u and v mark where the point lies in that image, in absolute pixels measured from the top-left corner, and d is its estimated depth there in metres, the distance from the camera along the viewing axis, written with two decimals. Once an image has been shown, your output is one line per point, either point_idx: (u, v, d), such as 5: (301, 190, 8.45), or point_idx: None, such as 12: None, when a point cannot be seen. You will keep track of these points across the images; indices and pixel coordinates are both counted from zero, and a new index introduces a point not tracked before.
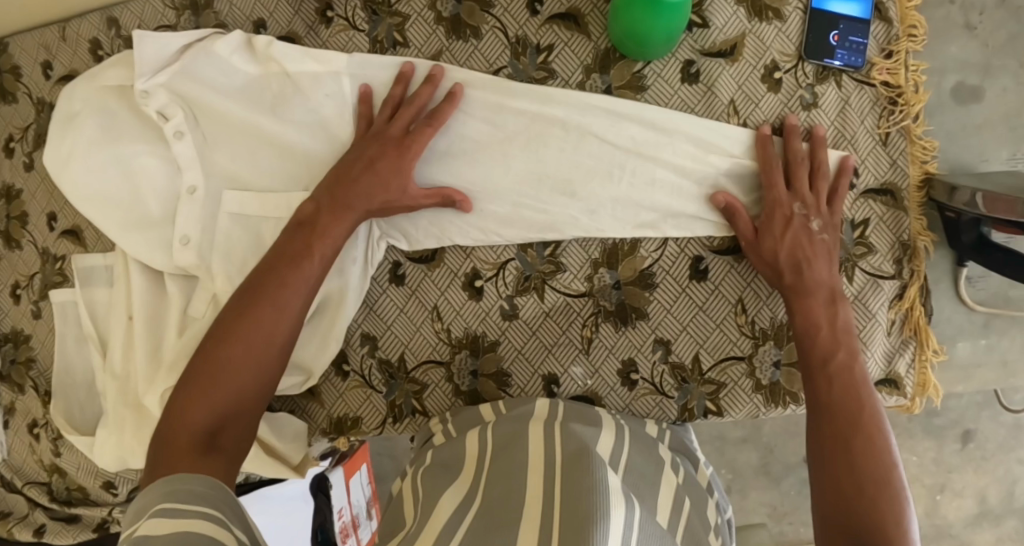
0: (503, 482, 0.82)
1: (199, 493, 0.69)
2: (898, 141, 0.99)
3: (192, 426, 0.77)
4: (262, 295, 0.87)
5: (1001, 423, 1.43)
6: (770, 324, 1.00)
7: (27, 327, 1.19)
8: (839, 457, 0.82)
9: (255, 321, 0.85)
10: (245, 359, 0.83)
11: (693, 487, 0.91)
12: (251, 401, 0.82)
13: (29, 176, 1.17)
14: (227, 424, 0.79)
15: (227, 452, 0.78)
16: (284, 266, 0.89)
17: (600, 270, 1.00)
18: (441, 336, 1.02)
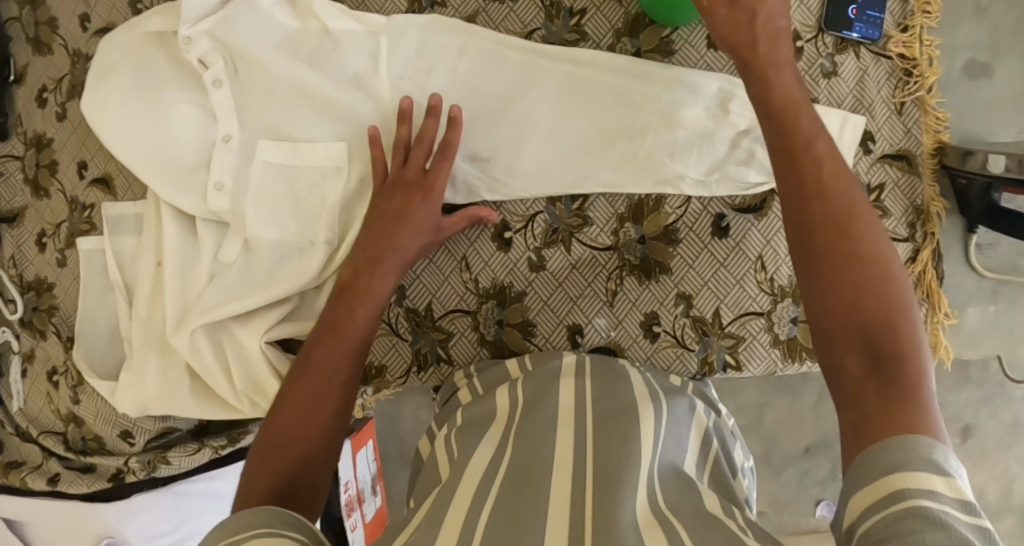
0: (536, 429, 0.84)
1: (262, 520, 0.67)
2: (912, 111, 1.03)
3: (269, 481, 0.74)
4: (315, 350, 0.86)
5: (1000, 422, 1.45)
6: (789, 282, 1.03)
7: (50, 275, 1.19)
8: (829, 267, 0.69)
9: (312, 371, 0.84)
10: (307, 403, 0.81)
11: (720, 433, 0.94)
12: (321, 443, 0.79)
13: (60, 126, 1.18)
14: (300, 478, 0.76)
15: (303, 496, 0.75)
16: (344, 322, 0.90)
17: (626, 225, 1.03)
18: (469, 286, 1.04)
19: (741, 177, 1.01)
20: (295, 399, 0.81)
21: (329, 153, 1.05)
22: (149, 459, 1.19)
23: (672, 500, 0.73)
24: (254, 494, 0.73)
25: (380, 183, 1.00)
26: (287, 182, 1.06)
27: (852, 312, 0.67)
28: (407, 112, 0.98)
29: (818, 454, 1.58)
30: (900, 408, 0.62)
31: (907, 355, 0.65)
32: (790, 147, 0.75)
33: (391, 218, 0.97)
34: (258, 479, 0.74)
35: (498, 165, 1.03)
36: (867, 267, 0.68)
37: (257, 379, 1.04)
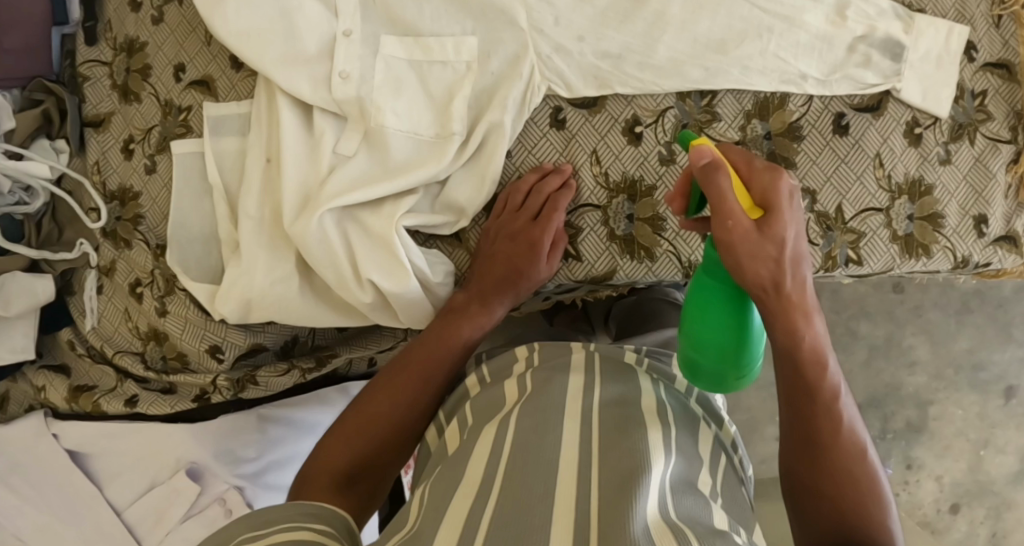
0: (545, 411, 0.87)
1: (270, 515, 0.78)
2: (1008, 25, 1.10)
3: (334, 470, 0.89)
4: (409, 383, 0.95)
5: None
6: (905, 180, 1.07)
7: (136, 183, 1.13)
8: (794, 403, 0.88)
9: (406, 392, 0.94)
10: (387, 418, 0.93)
11: (723, 443, 0.98)
12: (388, 447, 0.93)
13: (157, 30, 1.15)
14: (362, 475, 0.90)
15: (358, 495, 0.89)
16: (437, 349, 0.97)
17: (752, 121, 1.06)
18: (600, 180, 1.05)
19: (856, 75, 1.06)
20: (379, 414, 0.93)
21: (459, 49, 1.05)
22: (238, 377, 1.13)
23: (682, 509, 0.75)
24: (319, 478, 0.88)
25: (499, 229, 1.03)
26: (418, 77, 1.07)
27: (809, 441, 0.87)
28: (547, 171, 1.04)
29: (867, 414, 1.71)
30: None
31: (863, 496, 0.85)
32: (775, 291, 0.83)
33: (494, 286, 1.01)
34: (324, 468, 0.89)
35: (628, 61, 1.04)
36: (823, 424, 0.87)
37: (383, 265, 1.00)
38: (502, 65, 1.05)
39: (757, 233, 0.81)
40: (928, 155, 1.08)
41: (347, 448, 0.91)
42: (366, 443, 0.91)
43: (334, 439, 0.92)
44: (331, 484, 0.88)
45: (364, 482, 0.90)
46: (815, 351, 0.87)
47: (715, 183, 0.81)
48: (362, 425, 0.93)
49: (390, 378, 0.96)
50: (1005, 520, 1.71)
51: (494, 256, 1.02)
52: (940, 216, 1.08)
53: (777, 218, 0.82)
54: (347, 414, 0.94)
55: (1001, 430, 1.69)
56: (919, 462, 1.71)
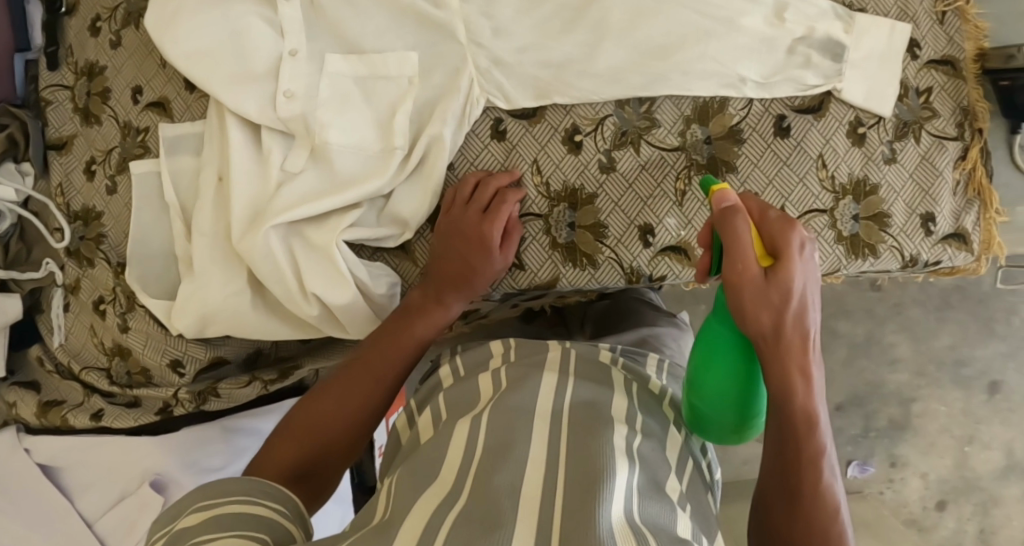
0: (510, 411, 0.86)
1: (231, 489, 0.76)
2: (953, 20, 1.09)
3: (283, 463, 0.86)
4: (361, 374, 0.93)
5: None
6: (849, 180, 1.07)
7: (99, 204, 1.17)
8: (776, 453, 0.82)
9: (357, 385, 0.93)
10: (336, 415, 0.91)
11: (690, 448, 0.96)
12: (338, 445, 0.90)
13: (115, 53, 1.18)
14: (309, 469, 0.87)
15: (309, 488, 0.87)
16: (390, 344, 0.96)
17: (692, 126, 1.06)
18: (540, 190, 1.06)
19: (798, 76, 1.06)
20: (330, 408, 0.91)
21: (402, 64, 1.07)
22: (200, 390, 1.16)
23: (646, 514, 0.75)
24: (266, 471, 0.86)
25: (451, 222, 1.03)
26: (365, 95, 1.08)
27: (789, 493, 0.81)
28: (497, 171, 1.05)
29: (849, 412, 1.69)
30: None
31: None
32: (773, 337, 0.79)
33: (448, 279, 1.00)
34: (271, 462, 0.86)
35: (566, 70, 1.05)
36: (803, 478, 0.81)
37: (324, 278, 1.03)
38: (442, 78, 1.07)
39: (765, 279, 0.79)
40: (872, 154, 1.08)
41: (302, 440, 0.89)
42: (314, 438, 0.89)
43: (282, 433, 0.90)
44: (278, 475, 0.85)
45: (315, 479, 0.87)
46: (810, 403, 0.81)
47: (729, 225, 0.80)
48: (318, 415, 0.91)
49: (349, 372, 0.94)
50: (993, 516, 1.69)
51: (448, 251, 1.01)
52: (886, 215, 1.08)
53: (790, 266, 0.79)
54: (296, 410, 0.92)
55: (986, 426, 1.67)
56: (904, 460, 1.70)
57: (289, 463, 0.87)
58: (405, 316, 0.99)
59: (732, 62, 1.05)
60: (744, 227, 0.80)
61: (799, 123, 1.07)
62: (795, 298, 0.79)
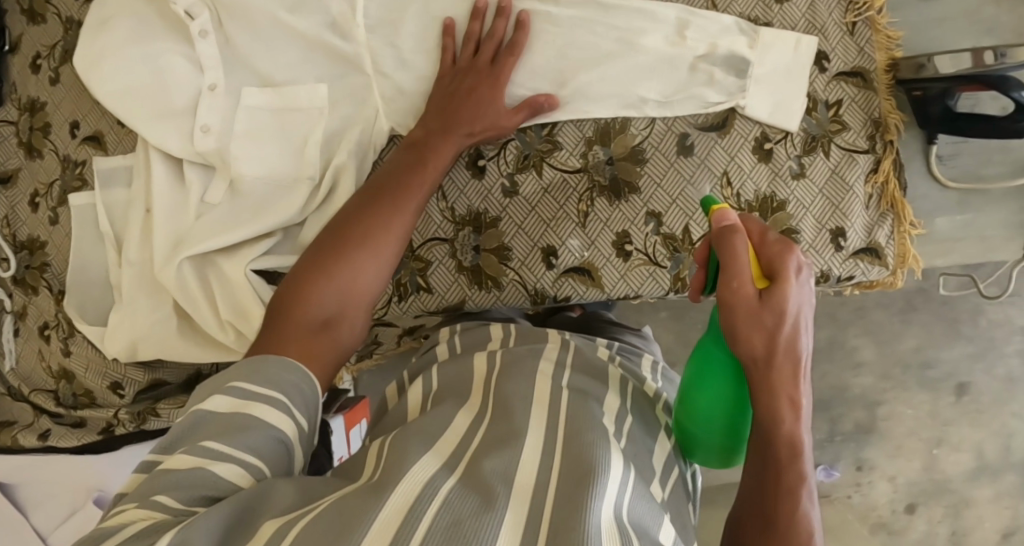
0: (510, 405, 0.83)
1: (274, 382, 0.81)
2: (863, 31, 1.08)
3: (310, 307, 0.91)
4: (379, 217, 0.98)
5: (995, 376, 1.58)
6: (755, 197, 1.07)
7: (43, 234, 1.23)
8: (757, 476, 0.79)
9: (372, 227, 0.97)
10: (354, 262, 0.95)
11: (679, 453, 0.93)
12: (362, 287, 0.95)
13: (54, 89, 1.23)
14: (336, 308, 0.92)
15: (338, 332, 0.91)
16: (399, 187, 1.01)
17: (594, 148, 1.07)
18: (446, 215, 1.08)
19: (700, 94, 1.06)
20: (348, 248, 0.96)
21: (312, 96, 1.10)
22: (139, 410, 1.20)
23: (635, 515, 0.70)
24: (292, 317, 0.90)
25: (450, 69, 1.06)
26: (278, 126, 1.11)
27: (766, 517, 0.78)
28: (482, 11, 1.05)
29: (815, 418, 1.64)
30: None
31: None
32: (765, 362, 0.75)
33: (453, 116, 1.03)
34: (298, 308, 0.91)
35: None
36: (782, 503, 0.77)
37: (237, 304, 1.08)
38: (349, 108, 1.11)
39: (759, 301, 0.75)
40: (779, 170, 1.07)
41: (324, 286, 0.93)
42: (336, 281, 0.94)
43: (302, 279, 0.94)
44: (307, 321, 0.90)
45: (343, 322, 0.92)
46: (797, 433, 0.77)
47: (727, 244, 0.76)
48: (335, 264, 0.95)
49: (362, 226, 0.98)
50: (965, 518, 1.62)
51: (450, 99, 1.05)
52: (794, 231, 1.07)
53: (786, 287, 0.75)
54: (314, 253, 0.97)
55: (955, 428, 1.60)
56: (871, 463, 1.63)
57: (315, 315, 0.91)
58: (414, 157, 1.03)
59: (633, 87, 1.06)
60: (741, 246, 0.76)
61: (703, 140, 1.06)
62: (791, 319, 0.75)
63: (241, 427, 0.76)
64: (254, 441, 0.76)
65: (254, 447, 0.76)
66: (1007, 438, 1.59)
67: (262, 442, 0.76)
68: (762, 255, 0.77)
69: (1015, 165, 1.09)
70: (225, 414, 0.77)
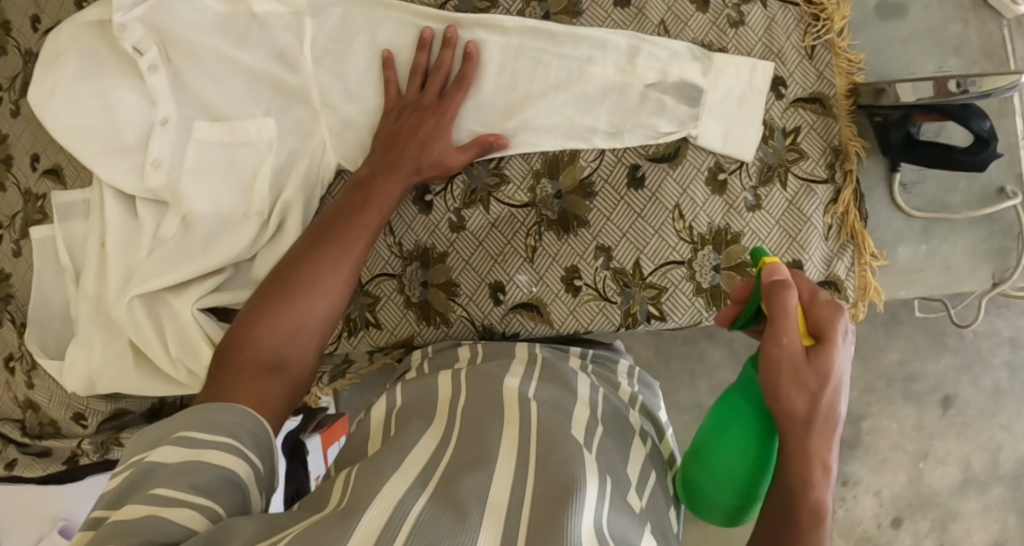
0: (481, 424, 0.80)
1: (224, 425, 0.76)
2: (823, 55, 1.04)
3: (261, 349, 0.85)
4: (333, 249, 0.94)
5: (982, 389, 1.54)
6: (708, 229, 1.03)
7: (7, 265, 1.24)
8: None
9: (328, 262, 0.93)
10: (311, 299, 0.90)
11: (658, 459, 0.90)
12: (313, 325, 0.89)
13: (15, 121, 1.24)
14: (285, 350, 0.86)
15: (291, 379, 0.85)
16: (354, 218, 0.96)
17: (542, 181, 1.04)
18: (394, 250, 1.06)
19: (652, 124, 1.03)
20: (304, 284, 0.91)
21: (260, 130, 1.10)
22: (102, 440, 1.20)
23: (617, 527, 0.67)
24: (244, 357, 0.84)
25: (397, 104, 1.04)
26: (227, 159, 1.10)
27: None
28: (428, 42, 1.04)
29: None
30: None
31: None
32: (804, 423, 0.72)
33: (403, 142, 1.01)
34: (247, 350, 0.84)
35: None
36: None
37: (186, 339, 1.09)
38: (298, 141, 1.10)
39: (805, 359, 0.72)
40: (734, 202, 1.04)
41: (274, 328, 0.87)
42: (286, 322, 0.88)
43: (253, 320, 0.87)
44: (255, 366, 0.83)
45: (294, 368, 0.86)
46: (823, 500, 0.72)
47: (780, 298, 0.73)
48: (288, 298, 0.89)
49: (316, 259, 0.93)
50: (952, 532, 1.57)
51: (397, 131, 1.02)
52: (750, 265, 1.03)
53: (834, 351, 0.72)
54: (267, 291, 0.91)
55: (941, 442, 1.55)
56: (855, 478, 1.58)
57: (264, 357, 0.84)
58: (365, 190, 0.99)
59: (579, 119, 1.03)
60: (792, 304, 0.73)
61: (652, 172, 1.03)
62: (832, 386, 0.72)
63: (187, 473, 0.70)
64: (205, 484, 0.70)
65: (206, 491, 0.69)
66: (996, 451, 1.55)
67: (212, 484, 0.70)
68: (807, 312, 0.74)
69: (979, 195, 1.06)
70: (169, 465, 0.71)
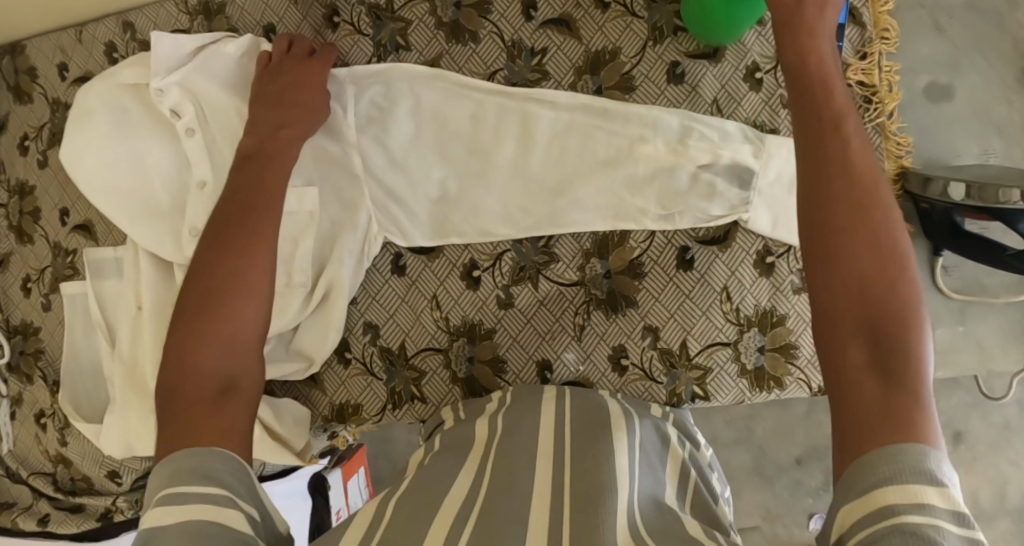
0: (514, 468, 0.82)
1: (209, 473, 0.65)
2: (873, 138, 1.04)
3: (204, 374, 0.72)
4: (245, 242, 0.80)
5: (991, 425, 1.48)
6: (755, 311, 1.04)
7: (36, 319, 1.22)
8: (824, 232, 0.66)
9: (244, 248, 0.80)
10: (242, 287, 0.77)
11: (697, 464, 0.92)
12: (254, 330, 0.77)
13: (42, 173, 1.21)
14: (235, 372, 0.74)
15: (248, 396, 0.73)
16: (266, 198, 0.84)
17: (591, 260, 1.05)
18: (440, 324, 1.07)
19: (702, 208, 1.03)
20: (227, 274, 0.78)
21: (301, 199, 1.06)
22: (136, 497, 1.20)
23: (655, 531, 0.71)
24: (190, 392, 0.71)
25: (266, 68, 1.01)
26: None
27: (816, 227, 0.67)
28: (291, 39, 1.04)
29: (810, 465, 1.52)
30: (901, 421, 0.59)
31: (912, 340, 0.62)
32: (799, 58, 0.75)
33: (278, 115, 0.96)
34: (189, 379, 0.72)
35: (461, 208, 1.06)
36: (857, 240, 0.65)
37: None
38: (340, 211, 1.08)
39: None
40: (781, 285, 1.03)
41: (210, 342, 0.74)
42: (223, 333, 0.75)
43: (182, 343, 0.74)
44: (205, 398, 0.71)
45: (247, 382, 0.74)
46: (843, 116, 0.72)
47: None
48: (212, 300, 0.76)
49: (230, 250, 0.79)
50: None
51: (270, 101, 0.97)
52: (794, 346, 1.03)
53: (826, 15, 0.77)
54: (184, 302, 0.77)
55: None
56: None
57: (213, 382, 0.72)
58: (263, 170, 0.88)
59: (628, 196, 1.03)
60: None
61: (702, 258, 1.04)
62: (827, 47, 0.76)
63: (186, 533, 0.61)
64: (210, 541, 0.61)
65: None
66: (1003, 484, 1.51)
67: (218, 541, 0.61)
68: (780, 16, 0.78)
69: (1019, 278, 1.07)
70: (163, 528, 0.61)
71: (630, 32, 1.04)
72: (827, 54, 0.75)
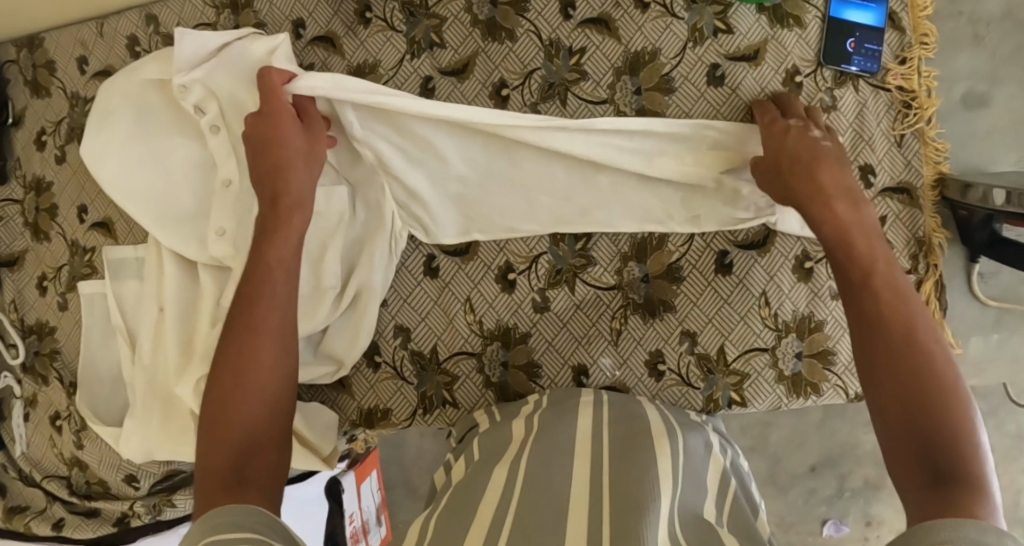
0: (550, 471, 0.80)
1: (233, 520, 0.67)
2: (912, 143, 1.03)
3: (221, 461, 0.77)
4: (248, 333, 0.86)
5: (1005, 434, 1.38)
6: (793, 317, 1.02)
7: (52, 319, 1.19)
8: (885, 343, 0.76)
9: (249, 333, 0.86)
10: (254, 368, 0.84)
11: (738, 471, 0.91)
12: (264, 411, 0.82)
13: (60, 169, 1.18)
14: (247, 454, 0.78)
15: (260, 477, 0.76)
16: (262, 274, 0.90)
17: (629, 264, 1.04)
18: (474, 328, 1.06)
19: (740, 213, 1.01)
20: (243, 357, 0.85)
21: (330, 197, 1.03)
22: (154, 502, 1.16)
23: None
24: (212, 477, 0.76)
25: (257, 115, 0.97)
26: None
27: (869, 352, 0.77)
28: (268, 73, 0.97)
29: (823, 473, 1.46)
30: (959, 493, 0.64)
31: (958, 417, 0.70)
32: (817, 197, 0.90)
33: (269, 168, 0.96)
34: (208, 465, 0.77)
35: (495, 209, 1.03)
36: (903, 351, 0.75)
37: None
38: (367, 215, 1.05)
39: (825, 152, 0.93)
40: (819, 290, 1.02)
41: (227, 431, 0.80)
42: (240, 419, 0.81)
43: (206, 435, 0.80)
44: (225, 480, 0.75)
45: (264, 459, 0.79)
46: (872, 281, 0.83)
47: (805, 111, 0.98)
48: (227, 394, 0.83)
49: (236, 340, 0.86)
50: None
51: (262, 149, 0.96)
52: (831, 353, 1.02)
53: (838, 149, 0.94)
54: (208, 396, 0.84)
55: None
56: None
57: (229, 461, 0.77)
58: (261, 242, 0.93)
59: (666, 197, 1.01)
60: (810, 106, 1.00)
61: (741, 262, 1.02)
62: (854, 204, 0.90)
63: None
64: None
65: None
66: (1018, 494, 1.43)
67: None
68: (821, 180, 0.91)
69: None
70: None
71: (670, 33, 1.03)
72: (865, 228, 0.88)
